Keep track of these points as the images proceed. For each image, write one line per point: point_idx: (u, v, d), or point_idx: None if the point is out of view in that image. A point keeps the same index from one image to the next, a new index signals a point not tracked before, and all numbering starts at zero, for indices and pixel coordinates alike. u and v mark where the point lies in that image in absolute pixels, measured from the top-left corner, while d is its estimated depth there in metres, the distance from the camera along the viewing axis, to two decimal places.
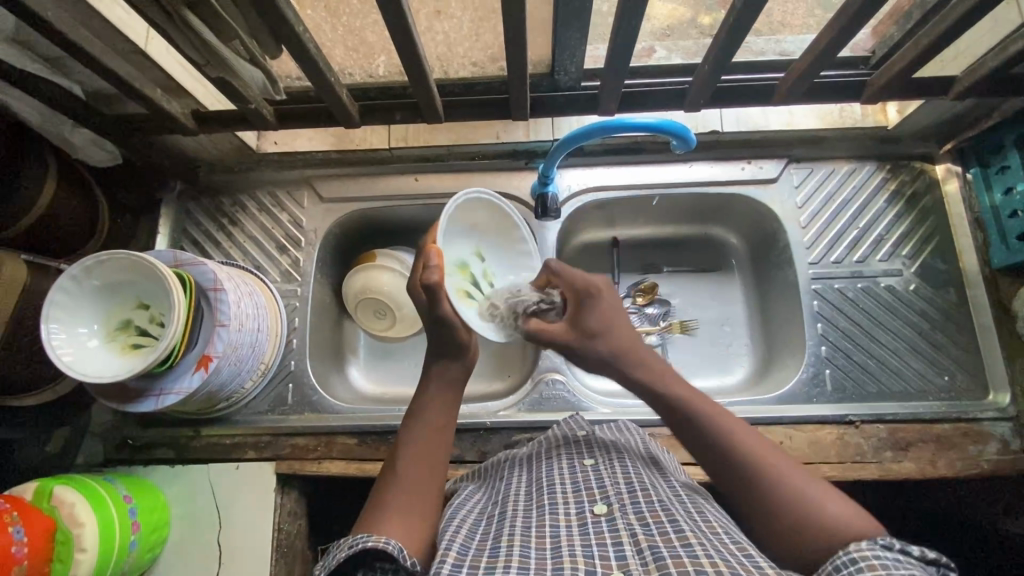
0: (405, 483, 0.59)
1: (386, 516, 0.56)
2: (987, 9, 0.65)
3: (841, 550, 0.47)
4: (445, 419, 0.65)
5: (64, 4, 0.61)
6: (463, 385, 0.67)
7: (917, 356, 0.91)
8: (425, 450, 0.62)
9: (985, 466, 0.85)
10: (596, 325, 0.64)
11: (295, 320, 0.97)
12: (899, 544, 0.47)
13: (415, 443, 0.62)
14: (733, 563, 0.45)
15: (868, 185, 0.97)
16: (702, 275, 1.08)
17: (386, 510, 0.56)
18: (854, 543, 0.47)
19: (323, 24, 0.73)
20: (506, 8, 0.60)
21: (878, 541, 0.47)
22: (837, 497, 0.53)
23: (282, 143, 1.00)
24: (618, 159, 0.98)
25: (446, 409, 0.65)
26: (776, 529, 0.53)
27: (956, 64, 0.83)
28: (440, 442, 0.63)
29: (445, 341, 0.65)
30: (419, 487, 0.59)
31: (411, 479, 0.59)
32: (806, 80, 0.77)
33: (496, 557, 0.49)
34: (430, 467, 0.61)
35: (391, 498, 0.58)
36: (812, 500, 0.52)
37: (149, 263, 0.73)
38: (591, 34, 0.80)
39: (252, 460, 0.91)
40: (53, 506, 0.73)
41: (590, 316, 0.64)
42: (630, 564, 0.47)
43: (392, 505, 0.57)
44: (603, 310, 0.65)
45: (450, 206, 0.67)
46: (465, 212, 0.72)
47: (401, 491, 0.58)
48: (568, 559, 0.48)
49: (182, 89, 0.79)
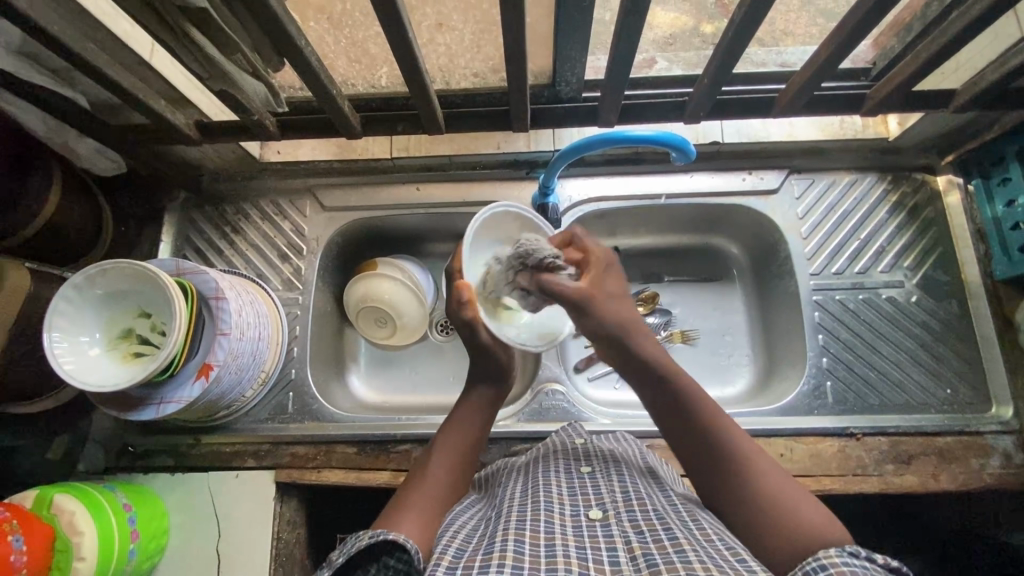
0: (430, 485, 0.61)
1: (407, 510, 0.57)
2: (985, 24, 0.65)
3: (812, 558, 0.47)
4: (478, 434, 0.68)
5: (70, 18, 0.62)
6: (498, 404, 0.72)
7: (919, 369, 0.90)
8: (456, 460, 0.64)
9: (988, 480, 0.84)
10: (612, 292, 0.66)
11: (296, 329, 0.97)
12: (864, 552, 0.46)
13: (447, 450, 0.65)
14: (725, 568, 0.45)
15: (870, 196, 0.97)
16: (704, 285, 1.08)
17: (406, 506, 0.58)
18: (822, 551, 0.47)
19: (326, 36, 0.74)
20: (507, 22, 0.61)
21: (845, 549, 0.47)
22: (812, 502, 0.53)
23: (285, 152, 1.01)
24: (619, 169, 0.99)
25: (482, 426, 0.69)
26: (748, 518, 0.54)
27: (956, 77, 0.84)
28: (470, 453, 0.66)
29: (488, 365, 0.71)
30: (443, 492, 0.61)
31: (437, 482, 0.61)
32: (805, 93, 0.77)
33: (489, 554, 0.49)
34: (457, 475, 0.63)
35: (414, 496, 0.59)
36: (786, 498, 0.53)
37: (151, 272, 0.73)
38: (591, 45, 0.81)
39: (252, 468, 0.91)
40: (53, 514, 0.73)
41: (607, 283, 0.67)
42: (624, 570, 0.46)
43: (414, 502, 0.58)
44: (609, 284, 0.67)
45: (467, 231, 0.70)
46: (486, 232, 0.74)
47: (425, 489, 0.60)
48: (561, 560, 0.48)
49: (186, 99, 0.80)
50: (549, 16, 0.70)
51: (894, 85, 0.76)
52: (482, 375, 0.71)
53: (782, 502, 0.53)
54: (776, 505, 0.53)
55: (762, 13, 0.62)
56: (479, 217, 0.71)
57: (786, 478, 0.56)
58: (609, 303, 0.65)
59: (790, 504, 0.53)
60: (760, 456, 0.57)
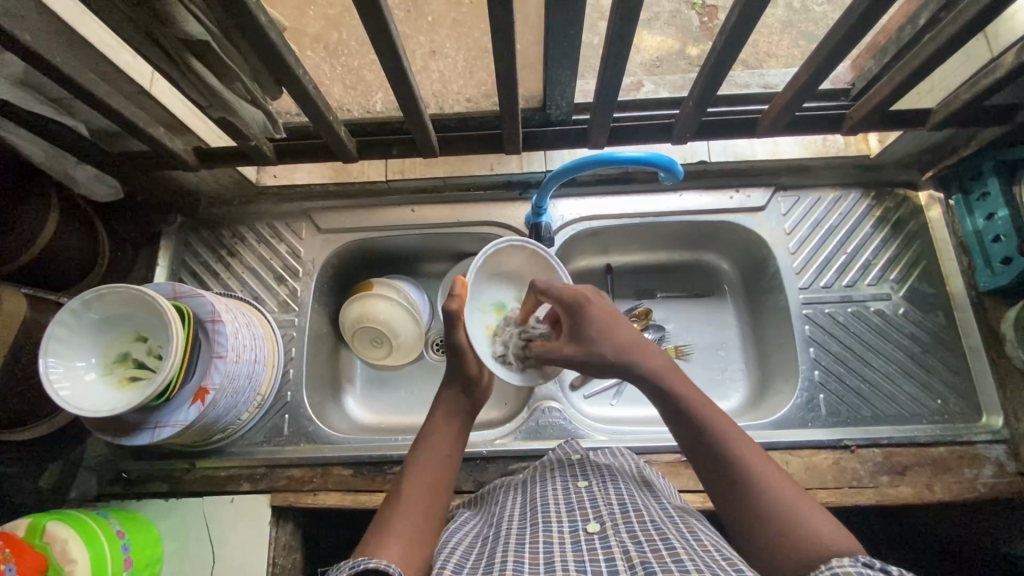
0: (405, 510, 0.59)
1: (391, 536, 0.56)
2: (953, 49, 0.69)
3: (824, 567, 0.47)
4: (451, 449, 0.67)
5: (72, 50, 0.64)
6: (468, 420, 0.72)
7: (909, 379, 0.92)
8: (432, 478, 0.63)
9: (982, 489, 0.85)
10: (596, 331, 0.68)
11: (292, 351, 0.97)
12: (881, 563, 0.46)
13: (421, 468, 0.64)
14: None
15: (854, 212, 1.00)
16: (696, 300, 1.09)
17: (390, 532, 0.57)
18: (836, 560, 0.47)
19: (322, 64, 0.81)
20: (497, 52, 0.63)
21: (860, 558, 0.47)
22: (825, 515, 0.53)
23: (281, 177, 1.02)
24: (608, 189, 1.01)
25: (457, 439, 0.69)
26: (746, 529, 0.55)
27: (931, 96, 0.87)
28: (445, 468, 0.65)
29: (455, 368, 0.73)
30: (422, 511, 0.60)
31: (415, 504, 0.60)
32: (787, 114, 0.80)
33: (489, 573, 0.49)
34: (437, 491, 0.63)
35: (393, 521, 0.58)
36: (794, 511, 0.54)
37: (148, 296, 0.74)
38: (582, 69, 0.90)
39: (247, 492, 0.90)
40: (46, 544, 0.72)
41: (589, 324, 0.68)
42: None
43: (393, 527, 0.57)
44: (590, 316, 0.68)
45: (487, 248, 0.77)
46: (500, 261, 0.80)
47: (405, 512, 0.59)
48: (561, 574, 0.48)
49: (184, 126, 0.81)
50: (539, 43, 0.73)
51: (873, 105, 0.79)
52: (454, 378, 0.73)
53: (788, 515, 0.53)
54: (785, 520, 0.53)
55: (741, 40, 0.65)
56: (490, 248, 0.77)
57: (798, 491, 0.56)
58: (595, 343, 0.67)
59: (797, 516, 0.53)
60: (771, 468, 0.58)
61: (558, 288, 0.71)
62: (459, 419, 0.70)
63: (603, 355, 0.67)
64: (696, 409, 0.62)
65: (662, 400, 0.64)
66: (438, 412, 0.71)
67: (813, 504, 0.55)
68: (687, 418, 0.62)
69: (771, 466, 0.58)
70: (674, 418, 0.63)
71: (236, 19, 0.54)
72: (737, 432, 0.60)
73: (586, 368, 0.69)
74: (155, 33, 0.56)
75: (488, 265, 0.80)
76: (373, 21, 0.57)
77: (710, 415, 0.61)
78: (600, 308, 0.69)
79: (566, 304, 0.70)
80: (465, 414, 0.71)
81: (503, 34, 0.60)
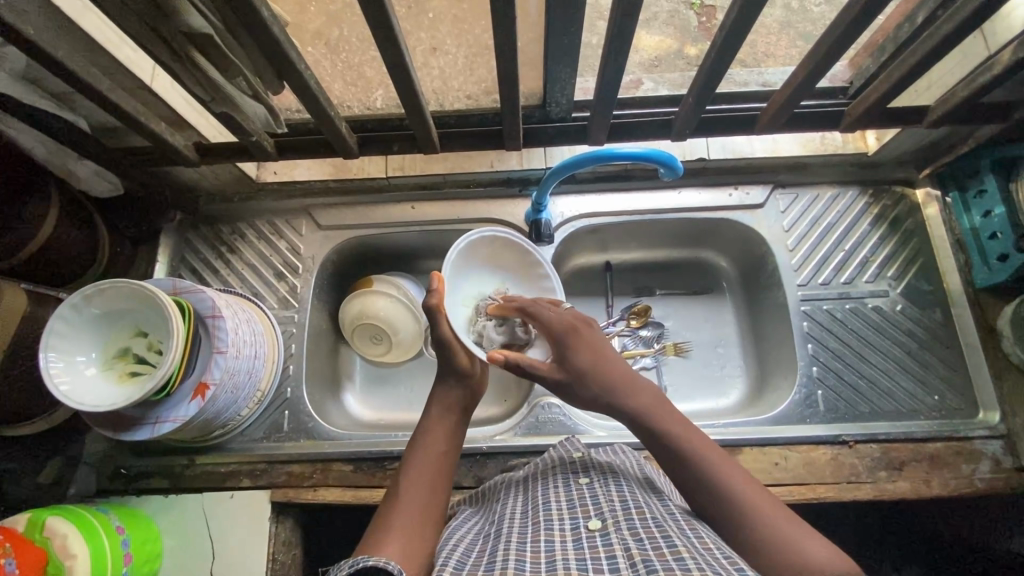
0: (404, 509, 0.59)
1: (390, 535, 0.56)
2: (950, 46, 0.69)
3: None
4: (447, 445, 0.67)
5: (75, 44, 0.64)
6: (463, 412, 0.72)
7: (906, 375, 0.92)
8: (429, 475, 0.63)
9: (979, 484, 0.86)
10: (584, 362, 0.68)
11: (292, 347, 0.97)
12: None
13: (418, 466, 0.64)
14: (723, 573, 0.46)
15: (852, 210, 1.00)
16: (695, 298, 1.09)
17: (390, 530, 0.56)
18: None
19: (323, 60, 0.80)
20: (498, 48, 0.63)
21: None
22: (815, 535, 0.52)
23: (281, 173, 1.02)
24: (608, 186, 1.01)
25: (453, 436, 0.68)
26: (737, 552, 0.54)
27: (928, 94, 0.88)
28: (442, 464, 0.65)
29: (447, 361, 0.74)
30: (419, 508, 0.59)
31: (413, 502, 0.60)
32: (786, 111, 0.80)
33: (490, 571, 0.49)
34: (435, 488, 0.62)
35: (392, 519, 0.58)
36: (783, 533, 0.52)
37: (148, 291, 0.74)
38: (581, 67, 0.91)
39: (247, 488, 0.90)
40: (47, 538, 0.72)
41: (576, 354, 0.69)
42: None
43: (392, 526, 0.57)
44: (579, 345, 0.70)
45: (461, 242, 0.80)
46: (473, 252, 0.83)
47: (404, 511, 0.59)
48: (562, 572, 0.48)
49: (185, 122, 0.81)
50: (539, 41, 0.74)
51: (871, 103, 0.79)
52: (446, 376, 0.74)
53: (777, 537, 0.52)
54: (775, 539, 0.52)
55: (740, 38, 0.65)
56: (463, 241, 0.80)
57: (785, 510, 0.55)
58: (586, 376, 0.68)
59: (787, 535, 0.52)
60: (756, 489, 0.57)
61: (546, 314, 0.74)
62: (455, 413, 0.70)
63: (596, 387, 0.67)
64: (676, 436, 0.61)
65: (646, 432, 0.63)
66: (433, 409, 0.71)
67: (800, 523, 0.54)
68: (669, 449, 0.61)
69: (756, 488, 0.57)
70: (658, 450, 0.62)
71: (239, 13, 0.54)
72: (719, 455, 0.60)
73: (583, 400, 0.68)
74: (159, 27, 0.56)
75: (463, 258, 0.82)
76: (376, 16, 0.57)
77: (693, 441, 0.61)
78: (587, 336, 0.71)
79: (555, 331, 0.72)
80: (459, 408, 0.71)
81: (504, 30, 0.60)
